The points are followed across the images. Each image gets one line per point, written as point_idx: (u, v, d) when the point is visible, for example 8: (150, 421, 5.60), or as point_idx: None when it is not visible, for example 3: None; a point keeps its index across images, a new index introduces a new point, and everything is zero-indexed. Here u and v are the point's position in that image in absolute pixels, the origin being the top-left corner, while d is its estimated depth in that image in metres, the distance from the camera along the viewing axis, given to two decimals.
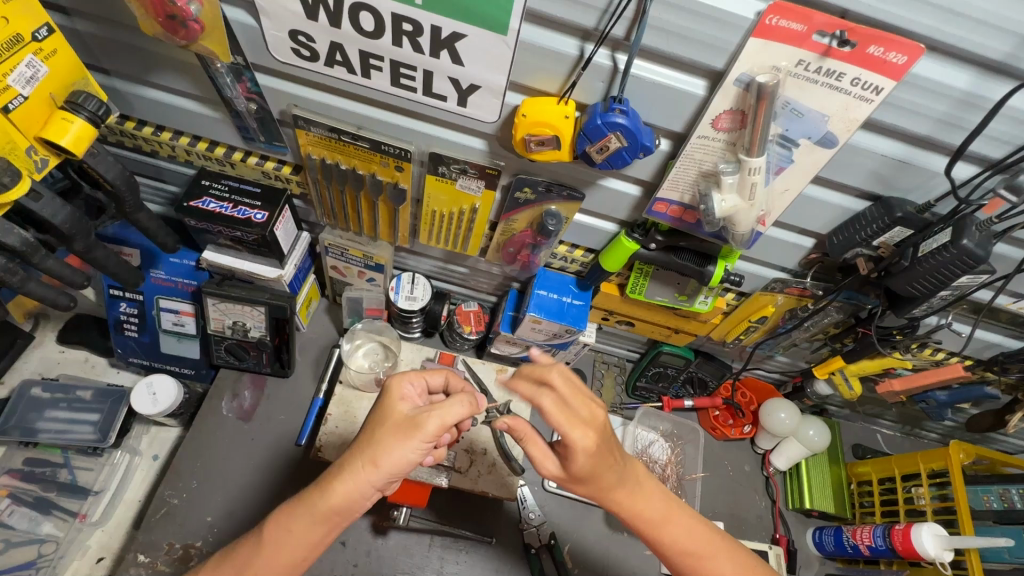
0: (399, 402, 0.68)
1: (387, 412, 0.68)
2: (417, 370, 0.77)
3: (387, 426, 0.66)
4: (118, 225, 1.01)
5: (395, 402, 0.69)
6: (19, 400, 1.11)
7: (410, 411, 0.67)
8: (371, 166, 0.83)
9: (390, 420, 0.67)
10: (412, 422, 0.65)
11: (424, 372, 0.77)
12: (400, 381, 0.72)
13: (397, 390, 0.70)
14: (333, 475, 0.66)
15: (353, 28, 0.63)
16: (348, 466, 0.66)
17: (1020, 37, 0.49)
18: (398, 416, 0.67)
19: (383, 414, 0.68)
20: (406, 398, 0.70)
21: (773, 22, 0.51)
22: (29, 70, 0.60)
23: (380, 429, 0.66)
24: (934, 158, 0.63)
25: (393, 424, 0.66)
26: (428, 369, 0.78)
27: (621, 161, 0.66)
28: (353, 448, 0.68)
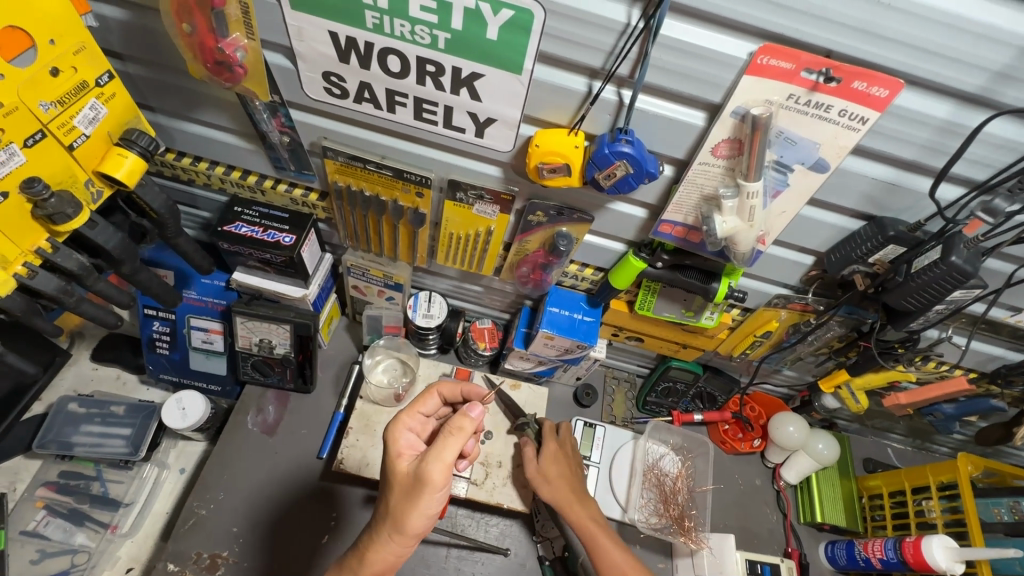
0: (398, 461, 0.76)
1: (392, 474, 0.76)
2: (406, 410, 0.84)
3: (397, 489, 0.74)
4: (154, 248, 1.07)
5: (395, 462, 0.76)
6: (56, 415, 1.16)
7: (412, 468, 0.75)
8: (393, 192, 0.89)
9: (398, 482, 0.75)
10: (419, 480, 0.73)
11: (411, 408, 0.84)
12: (395, 435, 0.80)
13: (393, 449, 0.78)
14: (368, 545, 0.76)
15: (381, 69, 0.69)
16: (380, 535, 0.75)
17: (993, 71, 0.54)
18: (402, 477, 0.75)
19: (390, 478, 0.76)
20: (406, 454, 0.78)
21: (765, 61, 0.56)
22: (92, 112, 0.67)
23: (392, 497, 0.75)
24: (921, 180, 0.67)
25: (401, 485, 0.74)
26: (414, 402, 0.85)
27: (627, 187, 0.71)
28: (375, 518, 0.77)
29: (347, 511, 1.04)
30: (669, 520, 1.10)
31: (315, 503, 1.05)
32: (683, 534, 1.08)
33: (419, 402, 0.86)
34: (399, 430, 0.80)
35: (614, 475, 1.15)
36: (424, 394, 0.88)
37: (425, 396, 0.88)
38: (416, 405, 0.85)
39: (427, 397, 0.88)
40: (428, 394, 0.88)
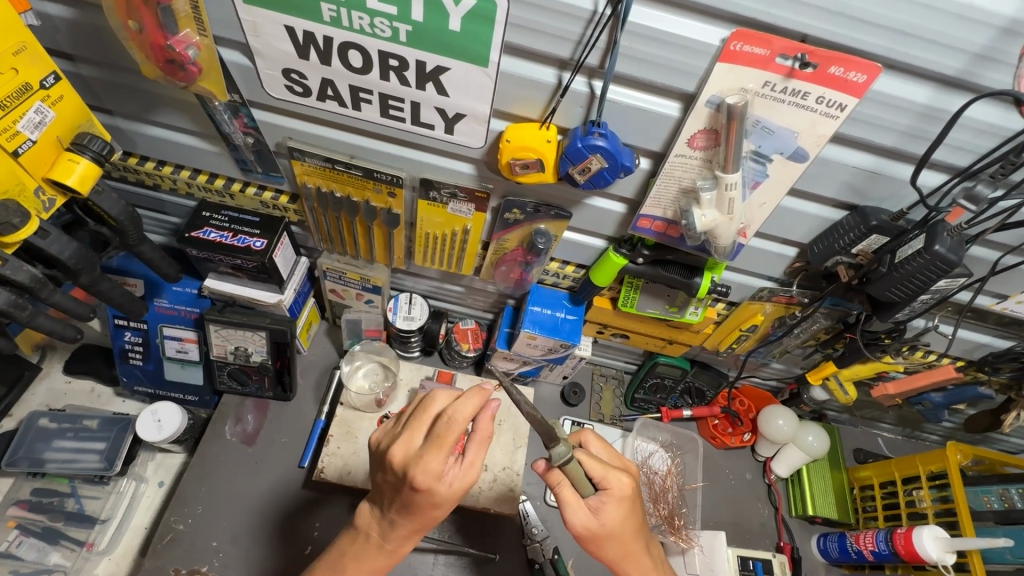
0: (438, 490, 0.66)
1: (427, 499, 0.67)
2: (418, 432, 0.68)
3: (436, 507, 0.68)
4: (122, 257, 1.04)
5: (438, 492, 0.67)
6: (27, 431, 1.12)
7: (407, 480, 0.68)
8: (365, 193, 0.86)
9: (398, 492, 0.69)
10: (460, 493, 0.68)
11: (421, 430, 0.69)
12: (417, 464, 0.66)
13: (424, 482, 0.66)
14: (392, 541, 0.75)
15: (342, 65, 0.66)
16: (411, 533, 0.74)
17: (970, 54, 0.52)
18: (447, 498, 0.68)
19: (424, 502, 0.68)
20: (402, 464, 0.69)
21: (737, 47, 0.54)
22: (38, 116, 0.64)
23: (429, 512, 0.69)
24: (901, 168, 0.65)
25: (439, 505, 0.68)
26: (422, 423, 0.69)
27: (603, 181, 0.68)
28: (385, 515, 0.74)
29: (331, 520, 1.01)
30: (660, 518, 1.08)
31: (297, 514, 1.01)
32: (673, 533, 1.06)
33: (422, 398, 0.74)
34: (420, 459, 0.66)
35: None
36: (426, 409, 0.71)
37: (425, 410, 0.71)
38: (425, 425, 0.69)
39: (429, 411, 0.71)
40: (428, 407, 0.71)
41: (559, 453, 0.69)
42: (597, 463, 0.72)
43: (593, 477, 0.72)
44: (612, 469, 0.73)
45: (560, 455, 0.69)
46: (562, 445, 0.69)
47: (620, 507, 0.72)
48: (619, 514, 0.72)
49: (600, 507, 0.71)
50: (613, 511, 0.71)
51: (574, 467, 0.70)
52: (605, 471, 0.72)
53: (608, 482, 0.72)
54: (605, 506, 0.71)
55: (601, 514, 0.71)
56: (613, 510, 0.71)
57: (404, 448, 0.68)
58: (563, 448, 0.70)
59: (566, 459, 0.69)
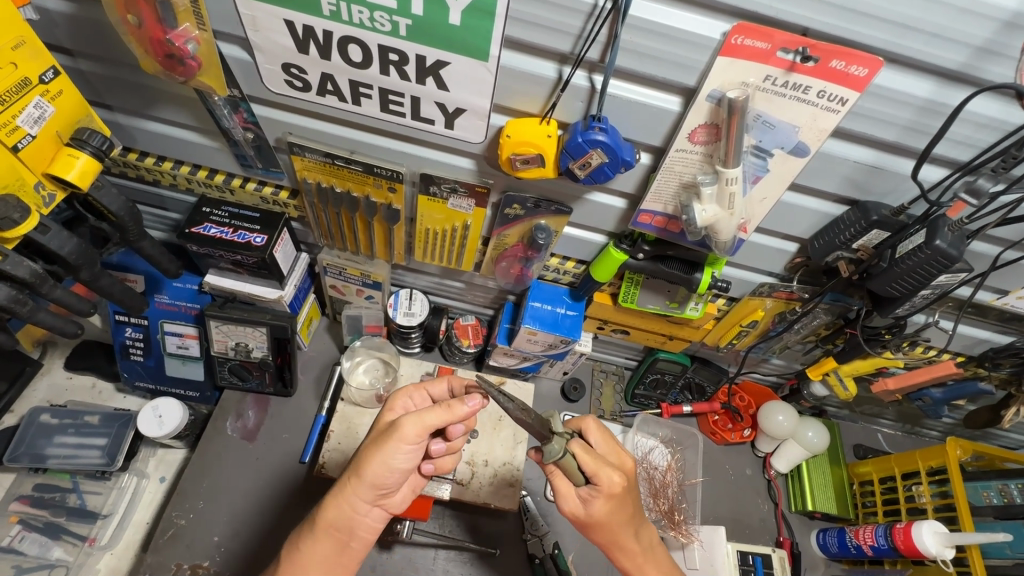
0: (383, 419, 0.73)
1: (376, 433, 0.73)
2: (403, 382, 0.80)
3: (376, 447, 0.72)
4: (122, 253, 1.04)
5: (382, 418, 0.73)
6: (28, 427, 1.12)
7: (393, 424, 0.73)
8: (365, 188, 0.86)
9: (374, 436, 0.72)
10: (395, 438, 0.70)
11: (407, 382, 0.81)
12: None
13: (384, 409, 0.75)
14: (327, 503, 0.74)
15: (342, 59, 0.66)
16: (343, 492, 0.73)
17: (974, 48, 0.52)
18: (383, 435, 0.72)
19: (372, 434, 0.74)
20: None
21: (739, 41, 0.54)
22: (37, 111, 0.64)
23: (367, 454, 0.72)
24: (903, 163, 0.65)
25: (381, 445, 0.72)
26: (413, 377, 0.82)
27: (603, 176, 0.68)
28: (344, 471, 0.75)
29: None
30: (659, 514, 1.08)
31: (298, 508, 1.02)
32: (673, 528, 1.07)
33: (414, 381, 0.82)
34: (391, 393, 0.77)
35: None
36: (423, 373, 0.84)
37: (424, 375, 0.84)
38: (414, 381, 0.81)
39: (427, 376, 0.84)
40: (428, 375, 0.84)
41: (551, 451, 0.68)
42: (590, 460, 0.71)
43: (585, 473, 0.71)
44: (605, 465, 0.71)
45: (552, 453, 0.69)
46: (555, 443, 0.68)
47: (609, 501, 0.71)
48: (607, 508, 0.72)
49: (588, 499, 0.72)
50: (601, 505, 0.71)
51: (565, 463, 0.69)
52: (599, 469, 0.71)
53: (600, 480, 0.70)
54: (593, 499, 0.71)
55: (590, 506, 0.72)
56: (601, 504, 0.71)
57: (387, 385, 0.79)
58: (556, 446, 0.69)
59: (558, 456, 0.69)
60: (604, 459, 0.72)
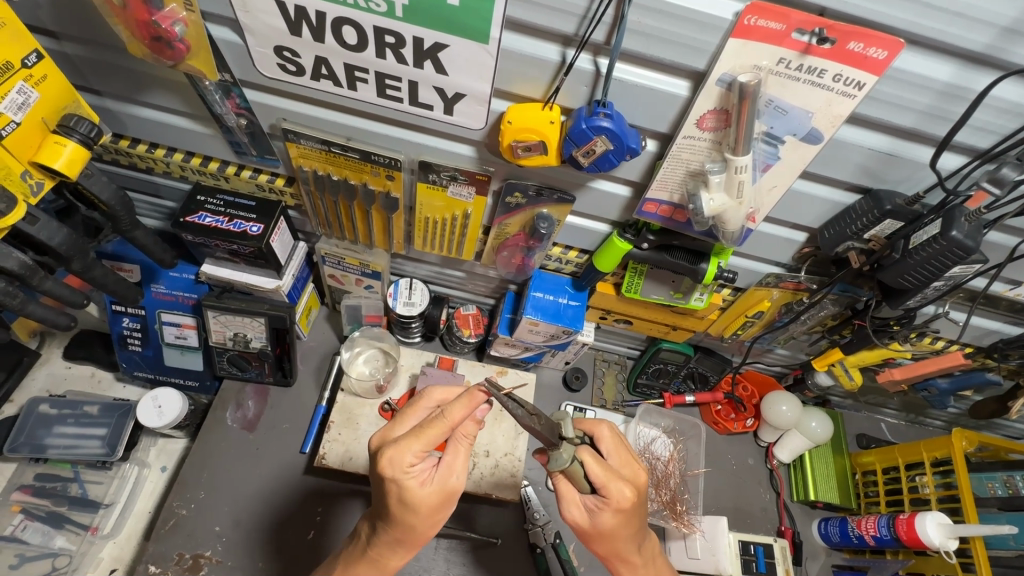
0: (422, 492, 0.68)
1: (415, 503, 0.68)
2: (412, 442, 0.68)
3: (424, 514, 0.70)
4: (117, 242, 1.02)
5: (422, 493, 0.68)
6: (28, 416, 1.12)
7: (437, 495, 0.69)
8: (363, 176, 0.84)
9: (422, 509, 0.69)
10: (446, 496, 0.70)
11: (417, 440, 0.68)
12: (405, 471, 0.68)
13: (412, 483, 0.68)
14: (385, 557, 0.75)
15: (337, 41, 0.63)
16: (395, 547, 0.74)
17: (1000, 28, 0.49)
18: (431, 501, 0.69)
19: (411, 506, 0.69)
20: (425, 481, 0.69)
21: (752, 22, 0.51)
22: (21, 96, 0.61)
23: (417, 521, 0.70)
24: (920, 149, 0.63)
25: (428, 509, 0.69)
26: (423, 433, 0.68)
27: (608, 164, 0.66)
28: (389, 540, 0.73)
29: (332, 505, 1.02)
30: (661, 504, 1.07)
31: (299, 500, 1.01)
32: (676, 518, 1.06)
33: (425, 427, 0.68)
34: (408, 469, 0.67)
35: None
36: (429, 426, 0.68)
37: (434, 425, 0.69)
38: (424, 436, 0.68)
39: (436, 428, 0.68)
40: (436, 423, 0.68)
41: (558, 458, 0.68)
42: (600, 470, 0.69)
43: (594, 483, 0.70)
44: (615, 478, 0.70)
45: (559, 460, 0.68)
46: (563, 450, 0.68)
47: (617, 516, 0.71)
48: (615, 523, 0.71)
49: (596, 510, 0.72)
50: (608, 519, 0.71)
51: (573, 470, 0.69)
52: (609, 481, 0.70)
53: (608, 492, 0.69)
54: (600, 511, 0.71)
55: (597, 518, 0.72)
56: (608, 518, 0.71)
57: (393, 451, 0.67)
58: (563, 453, 0.68)
59: (565, 464, 0.68)
60: (614, 471, 0.71)
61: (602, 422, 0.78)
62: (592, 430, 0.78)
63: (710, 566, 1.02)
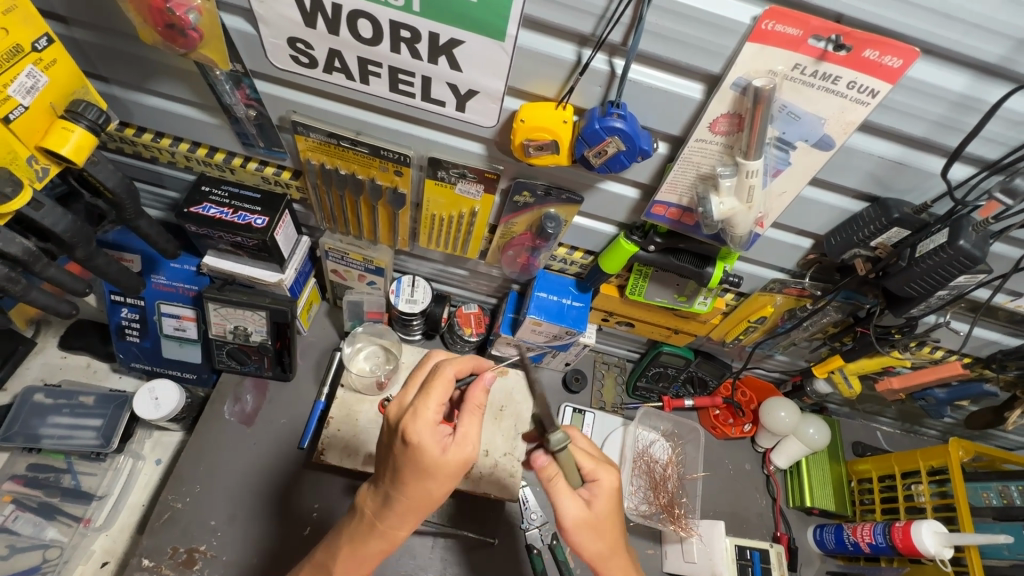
0: (446, 458, 0.67)
1: (437, 469, 0.67)
2: (429, 402, 0.68)
3: (440, 479, 0.68)
4: (118, 231, 1.01)
5: (442, 459, 0.67)
6: (22, 406, 1.11)
7: (456, 463, 0.68)
8: (370, 171, 0.84)
9: (441, 472, 0.68)
10: (466, 465, 0.69)
11: (433, 398, 0.68)
12: (424, 436, 0.66)
13: (434, 449, 0.66)
14: (392, 527, 0.73)
15: (351, 35, 0.63)
16: (405, 518, 0.72)
17: (1014, 41, 0.50)
18: (452, 468, 0.68)
19: (429, 472, 0.67)
20: (447, 446, 0.68)
21: (769, 26, 0.52)
22: (30, 80, 0.61)
23: (434, 488, 0.69)
24: (929, 159, 0.63)
25: (446, 477, 0.68)
26: (436, 388, 0.69)
27: (619, 165, 0.66)
28: (399, 510, 0.71)
29: (329, 501, 1.01)
30: (659, 507, 1.08)
31: (295, 496, 1.01)
32: (673, 522, 1.07)
33: (439, 387, 0.69)
34: (430, 427, 0.67)
35: (605, 461, 1.13)
36: (440, 378, 0.70)
37: (443, 379, 0.70)
38: (439, 394, 0.69)
39: (446, 380, 0.70)
40: (444, 378, 0.70)
41: (556, 440, 0.70)
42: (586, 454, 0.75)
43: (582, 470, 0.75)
44: (601, 464, 0.75)
45: (558, 442, 0.70)
46: (560, 431, 0.71)
47: (609, 499, 0.73)
48: (609, 506, 0.73)
49: (590, 499, 0.73)
50: (603, 504, 0.73)
51: (566, 456, 0.71)
52: (597, 464, 0.75)
53: (597, 475, 0.74)
54: (594, 498, 0.73)
55: (592, 505, 0.73)
56: (604, 502, 0.73)
57: (412, 414, 0.67)
58: (560, 435, 0.71)
59: (562, 445, 0.70)
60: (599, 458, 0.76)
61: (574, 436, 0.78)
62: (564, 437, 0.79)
63: (705, 571, 1.02)
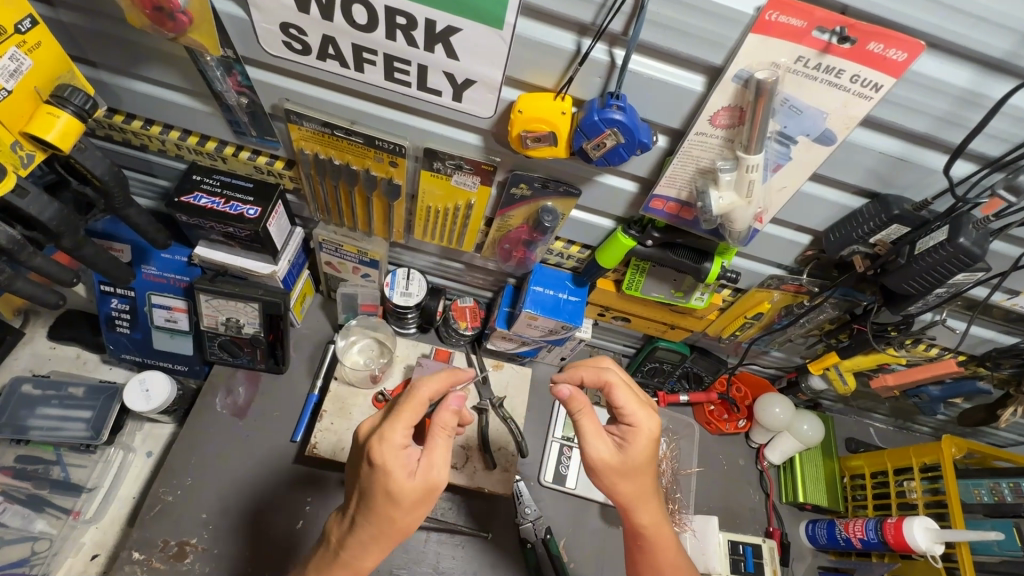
0: (407, 482, 0.68)
1: (399, 495, 0.68)
2: (396, 423, 0.69)
3: (405, 507, 0.68)
4: (108, 220, 0.99)
5: (408, 483, 0.68)
6: (10, 397, 1.09)
7: (419, 486, 0.68)
8: (365, 161, 0.82)
9: (405, 498, 0.68)
10: (430, 490, 0.69)
11: (400, 422, 0.69)
12: (390, 457, 0.67)
13: (397, 472, 0.67)
14: (355, 556, 0.72)
15: (345, 21, 0.61)
16: (370, 548, 0.71)
17: (1020, 35, 0.49)
18: (414, 493, 0.68)
19: (395, 498, 0.68)
20: (408, 470, 0.68)
21: (773, 17, 0.50)
22: (13, 63, 0.59)
23: (398, 515, 0.69)
24: (931, 156, 0.62)
25: (410, 502, 0.68)
26: (403, 413, 0.69)
27: (618, 158, 0.65)
28: (364, 537, 0.71)
29: (321, 495, 1.00)
30: None
31: (287, 490, 1.00)
32: (667, 517, 1.08)
33: (405, 410, 0.69)
34: (396, 451, 0.68)
35: None
36: (408, 405, 0.70)
37: (411, 403, 0.70)
38: (406, 416, 0.69)
39: (416, 401, 0.70)
40: (415, 399, 0.70)
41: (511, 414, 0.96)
42: (632, 397, 0.77)
43: (619, 410, 0.77)
44: (643, 408, 0.78)
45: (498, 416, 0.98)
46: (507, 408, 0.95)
47: (647, 445, 0.77)
48: (643, 452, 0.76)
49: (624, 443, 0.77)
50: (640, 447, 0.76)
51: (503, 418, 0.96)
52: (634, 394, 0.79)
53: (637, 416, 0.77)
54: (631, 440, 0.77)
55: (626, 448, 0.76)
56: (639, 446, 0.76)
57: (378, 436, 0.68)
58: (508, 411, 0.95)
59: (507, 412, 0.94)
60: (642, 402, 0.79)
61: (603, 367, 0.80)
62: (597, 365, 0.83)
63: (699, 566, 1.03)
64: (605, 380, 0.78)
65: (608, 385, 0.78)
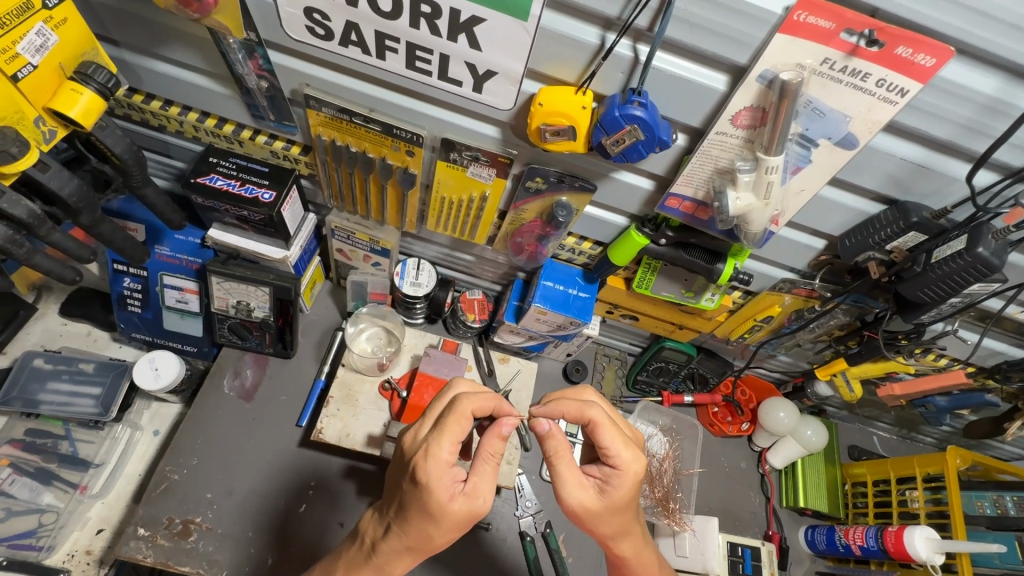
0: (452, 506, 0.66)
1: (443, 517, 0.67)
2: (442, 439, 0.67)
3: (445, 528, 0.68)
4: (123, 200, 1.00)
5: (449, 506, 0.66)
6: (21, 370, 1.10)
7: (460, 511, 0.67)
8: (382, 149, 0.82)
9: (449, 520, 0.67)
10: (473, 516, 0.68)
11: (447, 438, 0.67)
12: (437, 478, 0.66)
13: (442, 494, 0.66)
14: (388, 561, 0.74)
15: (370, 8, 0.61)
16: (404, 555, 0.73)
17: None
18: (457, 517, 0.67)
19: (436, 517, 0.67)
20: (454, 494, 0.67)
21: (802, 18, 0.50)
22: (39, 38, 0.59)
23: (437, 534, 0.69)
24: (953, 163, 0.62)
25: (451, 525, 0.68)
26: (449, 427, 0.67)
27: (636, 154, 0.65)
28: (397, 545, 0.72)
29: (326, 480, 1.01)
30: (654, 500, 1.09)
31: (291, 474, 1.01)
32: (666, 515, 1.08)
33: (452, 426, 0.68)
34: (443, 470, 0.66)
35: None
36: (452, 419, 0.68)
37: (458, 417, 0.68)
38: (453, 432, 0.67)
39: (462, 419, 0.68)
40: (459, 417, 0.68)
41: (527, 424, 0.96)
42: (616, 435, 0.73)
43: (604, 450, 0.73)
44: (626, 448, 0.73)
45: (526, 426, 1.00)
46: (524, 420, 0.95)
47: (628, 486, 0.72)
48: (627, 493, 0.72)
49: (605, 485, 0.73)
50: (619, 488, 0.72)
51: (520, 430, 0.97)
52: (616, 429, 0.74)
53: (621, 459, 0.72)
54: (611, 482, 0.73)
55: (606, 493, 0.72)
56: (622, 489, 0.72)
57: (425, 455, 0.66)
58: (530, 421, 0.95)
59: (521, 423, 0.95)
60: (627, 439, 0.74)
61: (586, 403, 0.75)
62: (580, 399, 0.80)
63: (697, 565, 1.03)
64: (589, 419, 0.74)
65: (591, 422, 0.74)
